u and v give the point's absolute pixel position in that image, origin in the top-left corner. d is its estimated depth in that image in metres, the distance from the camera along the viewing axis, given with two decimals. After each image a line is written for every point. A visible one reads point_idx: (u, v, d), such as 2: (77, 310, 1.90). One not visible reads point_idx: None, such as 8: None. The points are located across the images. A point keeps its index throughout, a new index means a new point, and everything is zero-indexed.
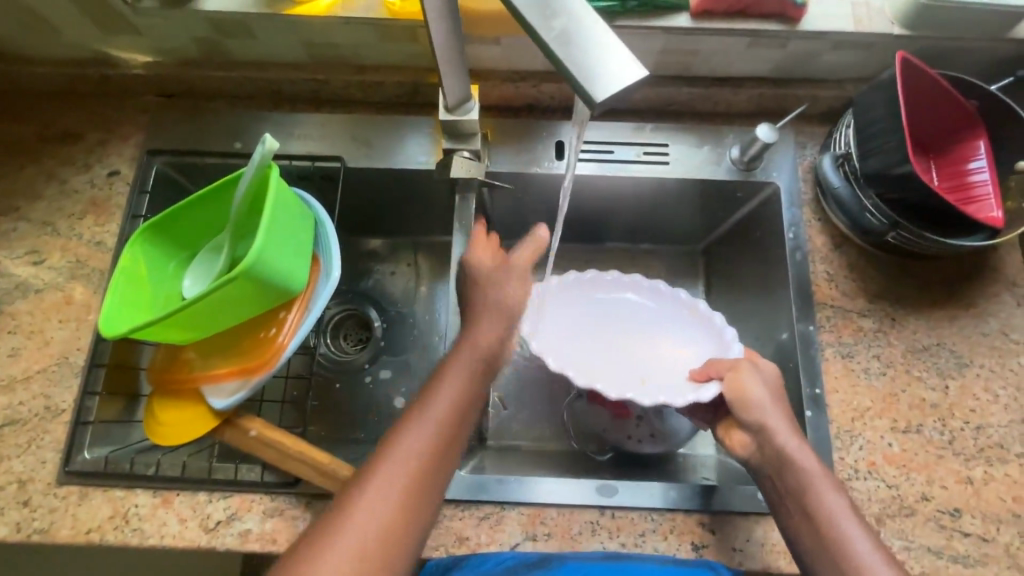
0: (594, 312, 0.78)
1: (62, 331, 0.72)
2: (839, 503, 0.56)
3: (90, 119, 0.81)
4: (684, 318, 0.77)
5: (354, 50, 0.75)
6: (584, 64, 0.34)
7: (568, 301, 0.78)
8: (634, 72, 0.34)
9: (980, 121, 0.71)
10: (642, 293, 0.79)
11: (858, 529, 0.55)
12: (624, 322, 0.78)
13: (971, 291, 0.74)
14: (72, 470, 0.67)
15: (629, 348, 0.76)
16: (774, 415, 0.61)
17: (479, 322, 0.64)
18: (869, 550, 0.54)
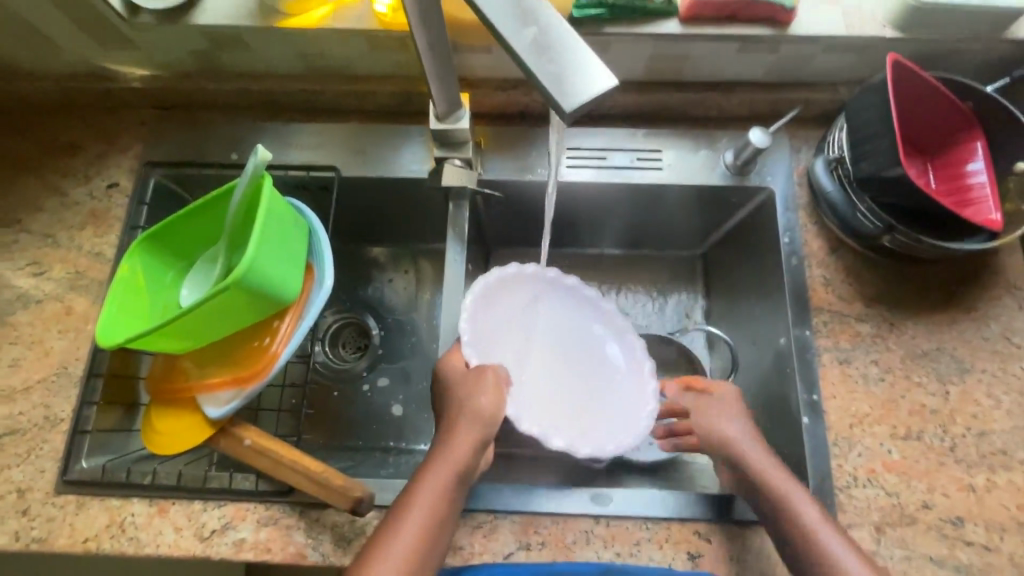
0: (519, 315, 0.74)
1: (62, 342, 0.73)
2: (815, 515, 0.57)
3: (90, 133, 0.82)
4: (591, 321, 0.77)
5: (347, 60, 0.76)
6: (556, 74, 0.35)
7: (498, 302, 0.73)
8: (603, 81, 0.34)
9: (976, 123, 0.70)
10: (563, 291, 0.76)
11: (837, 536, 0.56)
12: (545, 323, 0.76)
13: (971, 294, 0.72)
14: (70, 479, 0.67)
15: (542, 355, 0.75)
16: (749, 443, 0.63)
17: (456, 431, 0.61)
18: (845, 549, 0.55)
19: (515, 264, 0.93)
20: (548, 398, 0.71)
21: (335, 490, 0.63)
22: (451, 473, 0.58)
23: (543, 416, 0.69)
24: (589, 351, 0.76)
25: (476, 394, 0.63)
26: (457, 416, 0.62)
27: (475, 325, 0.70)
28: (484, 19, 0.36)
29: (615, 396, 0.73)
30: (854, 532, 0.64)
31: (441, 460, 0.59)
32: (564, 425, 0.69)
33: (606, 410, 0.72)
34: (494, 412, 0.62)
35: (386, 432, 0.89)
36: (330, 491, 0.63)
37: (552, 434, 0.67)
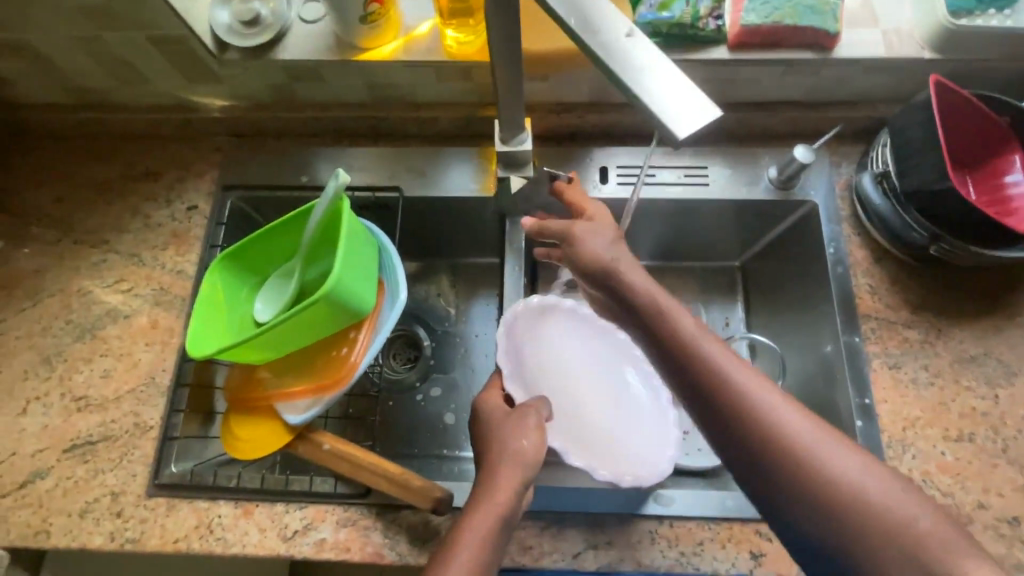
0: (547, 348, 0.77)
1: (149, 354, 0.78)
2: (818, 435, 0.47)
3: (169, 159, 0.88)
4: (613, 351, 0.78)
5: (412, 90, 0.82)
6: (666, 110, 0.43)
7: (528, 339, 0.77)
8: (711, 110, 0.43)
9: (1013, 136, 0.73)
10: (585, 323, 0.79)
11: (843, 449, 0.47)
12: (573, 356, 0.78)
13: (1015, 301, 0.75)
14: (161, 482, 0.72)
15: (574, 387, 0.76)
16: (735, 369, 0.49)
17: (499, 473, 0.57)
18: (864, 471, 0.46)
19: None
20: (585, 432, 0.72)
21: (415, 490, 0.67)
22: (493, 523, 0.54)
23: (582, 450, 0.70)
24: (616, 382, 0.77)
25: (518, 436, 0.60)
26: (499, 459, 0.58)
27: (509, 362, 0.74)
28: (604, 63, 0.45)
29: (644, 426, 0.74)
30: None
31: (481, 511, 0.54)
32: (606, 458, 0.69)
33: (640, 440, 0.72)
34: (538, 452, 0.59)
35: (440, 440, 0.93)
36: (409, 491, 0.67)
37: (595, 465, 0.68)
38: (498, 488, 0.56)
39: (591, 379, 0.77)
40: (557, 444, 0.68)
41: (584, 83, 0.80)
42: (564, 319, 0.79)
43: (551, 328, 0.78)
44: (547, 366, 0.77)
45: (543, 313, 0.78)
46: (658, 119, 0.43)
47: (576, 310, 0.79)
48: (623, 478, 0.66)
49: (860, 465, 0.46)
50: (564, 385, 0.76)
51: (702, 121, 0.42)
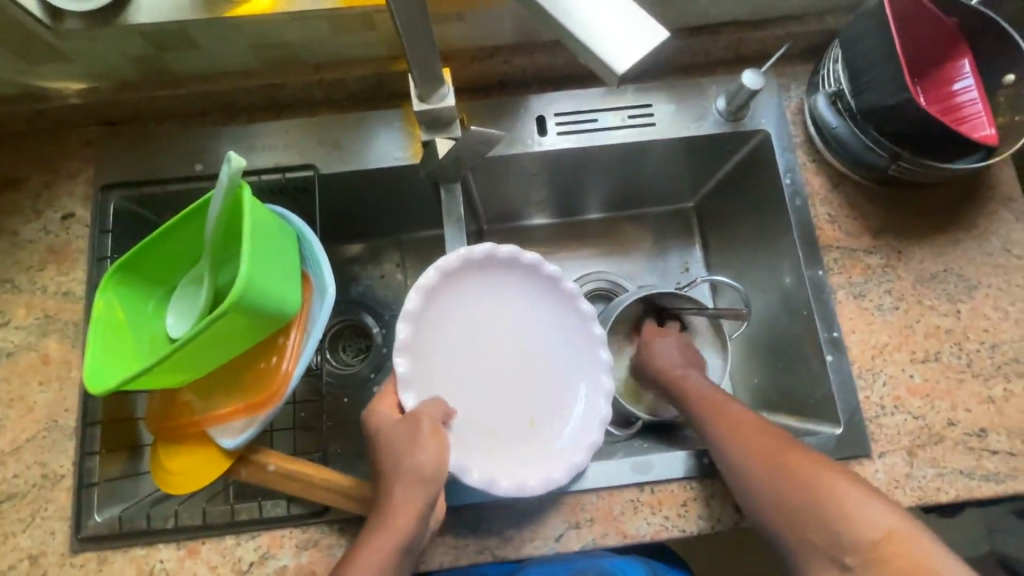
0: (465, 316, 0.66)
1: (45, 394, 0.67)
2: (811, 466, 0.56)
3: (28, 160, 0.73)
4: (549, 305, 0.68)
5: (308, 47, 0.70)
6: (601, 39, 0.36)
7: (438, 311, 0.65)
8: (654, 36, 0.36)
9: (962, 40, 0.69)
10: (513, 276, 0.67)
11: (835, 479, 0.55)
12: (499, 319, 0.67)
13: (971, 212, 0.73)
14: (86, 536, 0.63)
15: (496, 359, 0.67)
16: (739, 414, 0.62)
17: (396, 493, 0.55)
18: (849, 495, 0.54)
19: (513, 241, 0.91)
20: (499, 421, 0.65)
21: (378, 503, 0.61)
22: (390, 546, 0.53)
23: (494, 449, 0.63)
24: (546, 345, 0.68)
25: (414, 449, 0.56)
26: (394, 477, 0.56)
27: (415, 348, 0.63)
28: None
29: (572, 400, 0.67)
30: (887, 460, 0.66)
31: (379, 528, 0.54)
32: (511, 463, 0.63)
33: (564, 418, 0.66)
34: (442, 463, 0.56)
35: None
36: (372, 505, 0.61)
37: (499, 476, 0.60)
38: (397, 506, 0.54)
39: (519, 347, 0.67)
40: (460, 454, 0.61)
41: (508, 21, 0.70)
42: (487, 275, 0.67)
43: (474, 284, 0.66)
44: (469, 330, 0.67)
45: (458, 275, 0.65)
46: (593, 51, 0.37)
47: (512, 257, 0.66)
48: (528, 485, 0.61)
49: (840, 489, 0.54)
50: (486, 357, 0.67)
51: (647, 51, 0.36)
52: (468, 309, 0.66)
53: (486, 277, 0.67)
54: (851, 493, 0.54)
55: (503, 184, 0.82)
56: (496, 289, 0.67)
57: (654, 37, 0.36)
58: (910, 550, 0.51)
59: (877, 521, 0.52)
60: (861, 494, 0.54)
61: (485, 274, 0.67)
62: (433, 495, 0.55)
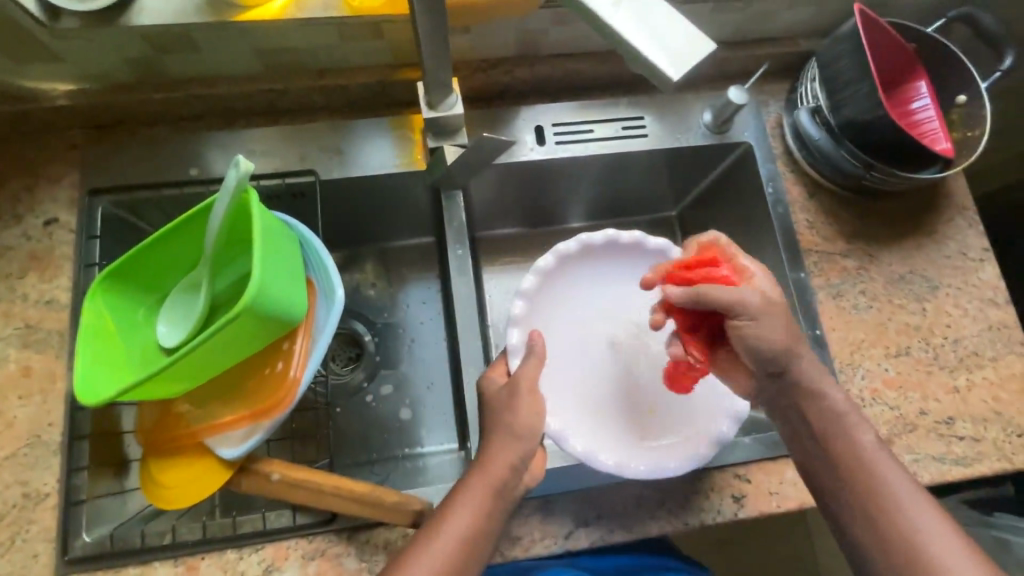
0: (570, 298, 0.77)
1: (26, 408, 0.64)
2: (878, 451, 0.57)
3: (7, 163, 0.70)
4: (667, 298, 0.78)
5: (313, 54, 0.70)
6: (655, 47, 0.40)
7: (541, 296, 0.75)
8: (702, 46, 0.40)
9: (918, 63, 0.76)
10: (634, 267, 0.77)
11: (893, 465, 0.57)
12: (595, 309, 0.78)
13: (931, 218, 0.80)
14: (74, 557, 0.60)
15: (590, 347, 0.77)
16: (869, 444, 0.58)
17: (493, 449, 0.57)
18: (903, 482, 0.56)
19: (505, 248, 0.93)
20: (595, 401, 0.74)
21: (391, 508, 0.60)
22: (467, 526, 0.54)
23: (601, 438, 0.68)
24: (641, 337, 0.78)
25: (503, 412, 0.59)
26: (491, 434, 0.58)
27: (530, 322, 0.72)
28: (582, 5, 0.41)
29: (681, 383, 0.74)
30: None
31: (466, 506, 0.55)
32: (605, 445, 0.67)
33: (657, 401, 0.74)
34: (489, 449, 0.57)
35: (398, 439, 0.87)
36: (385, 510, 0.60)
37: (598, 452, 0.63)
38: (484, 469, 0.56)
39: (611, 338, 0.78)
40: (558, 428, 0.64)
41: (510, 34, 0.73)
42: (590, 268, 0.77)
43: (578, 272, 0.77)
44: (572, 312, 0.78)
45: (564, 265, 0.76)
46: (649, 58, 0.40)
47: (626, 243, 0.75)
48: (630, 465, 0.62)
49: (899, 474, 0.56)
50: (585, 338, 0.77)
51: (698, 58, 0.40)
52: (571, 295, 0.77)
53: (591, 264, 0.77)
54: (907, 481, 0.56)
55: (501, 191, 0.84)
56: (595, 283, 0.78)
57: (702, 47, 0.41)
58: (942, 541, 0.53)
59: (921, 507, 0.54)
60: (911, 482, 0.56)
61: (588, 267, 0.77)
62: (524, 452, 0.57)
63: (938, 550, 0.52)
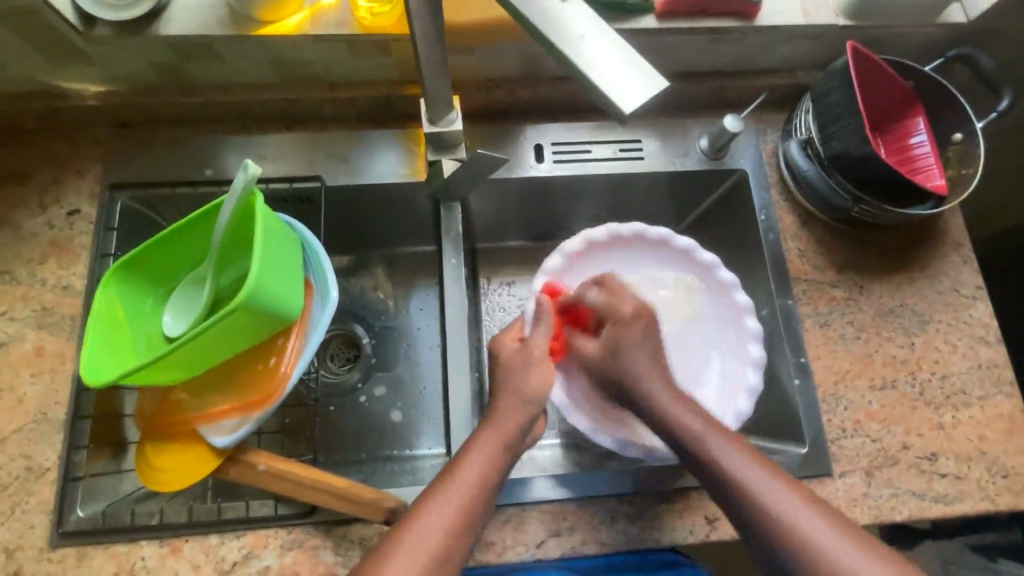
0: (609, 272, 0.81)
1: (36, 386, 0.68)
2: (736, 456, 0.55)
3: (38, 156, 0.75)
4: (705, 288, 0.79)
5: (326, 67, 0.75)
6: (610, 83, 0.41)
7: (572, 273, 0.79)
8: (654, 84, 0.41)
9: (917, 100, 0.77)
10: (666, 257, 0.80)
11: (762, 469, 0.54)
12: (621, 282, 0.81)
13: (924, 254, 0.81)
14: (67, 531, 0.63)
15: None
16: (754, 471, 0.54)
17: (500, 406, 0.62)
18: (773, 486, 0.53)
19: (503, 259, 0.95)
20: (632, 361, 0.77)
21: (366, 503, 0.62)
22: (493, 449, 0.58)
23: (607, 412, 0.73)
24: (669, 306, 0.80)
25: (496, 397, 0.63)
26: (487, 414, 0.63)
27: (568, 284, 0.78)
28: (542, 37, 0.43)
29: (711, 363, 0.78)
30: (847, 478, 0.71)
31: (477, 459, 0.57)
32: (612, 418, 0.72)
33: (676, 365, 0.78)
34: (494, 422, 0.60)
35: (387, 440, 0.89)
36: (361, 505, 0.62)
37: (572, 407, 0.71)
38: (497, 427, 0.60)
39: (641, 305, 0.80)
40: (560, 402, 0.70)
41: (513, 56, 0.76)
42: (620, 249, 0.80)
43: (620, 253, 0.81)
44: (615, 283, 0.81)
45: (593, 246, 0.79)
46: (602, 89, 0.41)
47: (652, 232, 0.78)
48: (630, 448, 0.69)
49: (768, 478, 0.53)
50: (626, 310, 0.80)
51: (649, 96, 0.41)
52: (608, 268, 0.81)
53: (619, 251, 0.81)
54: (775, 482, 0.53)
55: (500, 205, 0.87)
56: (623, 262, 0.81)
57: (654, 84, 0.41)
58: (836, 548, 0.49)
59: (795, 509, 0.51)
60: (782, 483, 0.53)
61: (618, 249, 0.80)
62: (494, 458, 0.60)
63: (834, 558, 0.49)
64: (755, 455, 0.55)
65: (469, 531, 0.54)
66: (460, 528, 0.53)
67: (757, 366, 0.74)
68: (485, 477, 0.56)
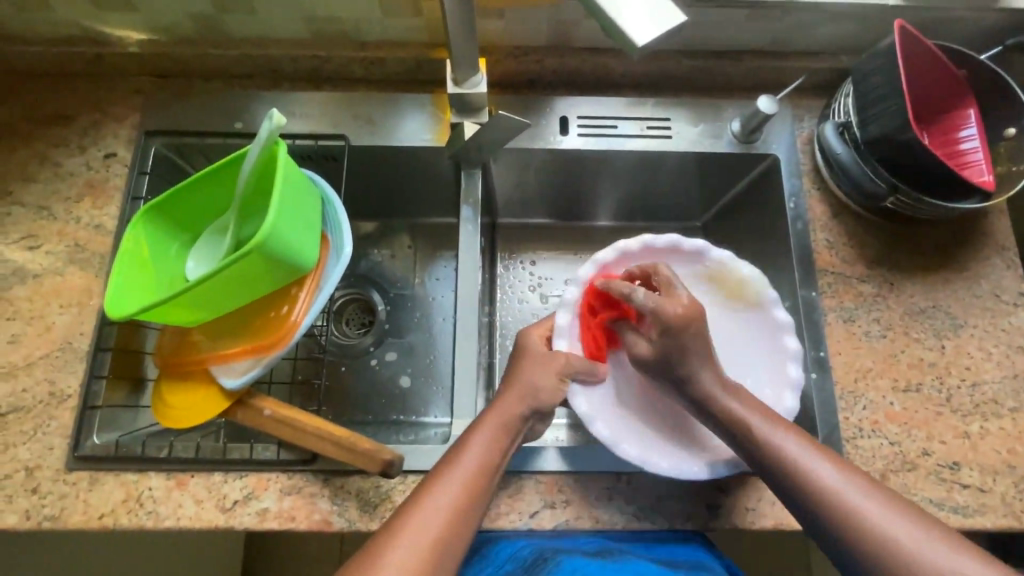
0: None
1: (64, 317, 0.71)
2: (797, 445, 0.53)
3: (82, 100, 0.79)
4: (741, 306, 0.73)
5: (357, 25, 0.76)
6: (626, 16, 0.43)
7: None
8: (670, 19, 0.43)
9: (969, 91, 0.73)
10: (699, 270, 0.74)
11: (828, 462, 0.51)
12: None
13: (964, 255, 0.76)
14: (81, 455, 0.66)
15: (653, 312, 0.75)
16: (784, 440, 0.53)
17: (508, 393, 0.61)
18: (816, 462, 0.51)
19: (524, 236, 0.95)
20: None
21: (363, 454, 0.63)
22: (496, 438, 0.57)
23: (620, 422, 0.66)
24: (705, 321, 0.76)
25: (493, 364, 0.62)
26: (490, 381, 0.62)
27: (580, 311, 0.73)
28: None
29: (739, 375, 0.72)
30: None
31: (480, 441, 0.56)
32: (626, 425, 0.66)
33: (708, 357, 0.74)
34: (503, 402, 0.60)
35: (395, 405, 0.89)
36: (358, 455, 0.63)
37: (622, 440, 0.64)
38: (502, 404, 0.59)
39: None
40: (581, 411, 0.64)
41: (543, 24, 0.75)
42: None
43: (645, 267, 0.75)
44: None
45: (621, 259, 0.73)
46: (615, 22, 0.43)
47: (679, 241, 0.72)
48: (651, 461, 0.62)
49: (836, 471, 0.51)
50: None
51: (659, 32, 0.43)
52: None
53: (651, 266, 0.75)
54: (849, 476, 0.50)
55: (522, 179, 0.86)
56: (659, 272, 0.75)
57: (671, 18, 0.43)
58: (908, 541, 0.46)
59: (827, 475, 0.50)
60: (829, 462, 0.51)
61: None
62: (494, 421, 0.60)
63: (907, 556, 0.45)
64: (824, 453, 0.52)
65: (473, 509, 0.52)
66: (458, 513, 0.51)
67: (795, 390, 0.66)
68: (490, 455, 0.56)
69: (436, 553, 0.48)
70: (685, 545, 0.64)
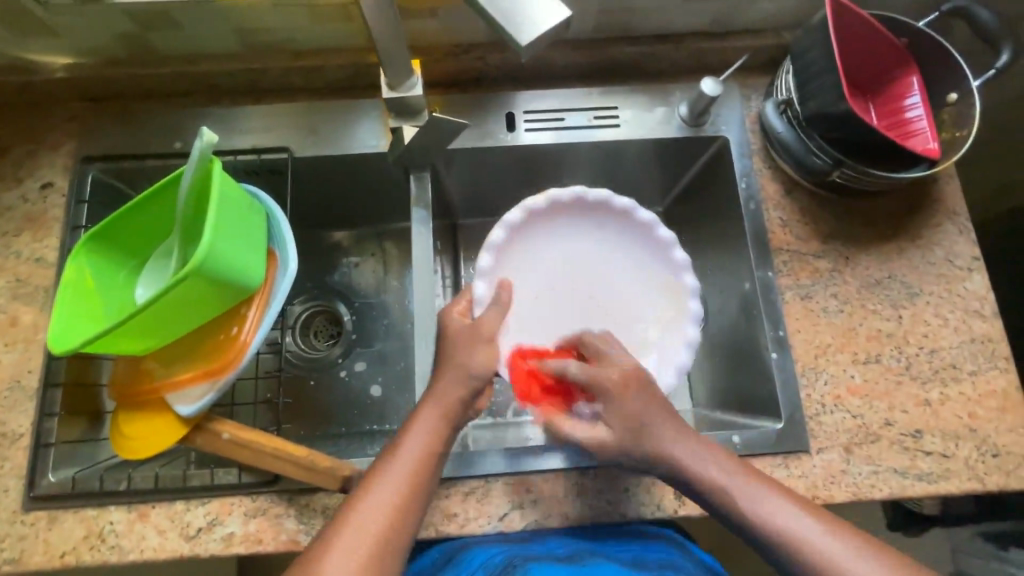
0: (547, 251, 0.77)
1: (11, 355, 0.69)
2: (738, 478, 0.57)
3: (15, 131, 0.76)
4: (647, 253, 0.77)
5: (289, 34, 0.74)
6: (512, 16, 0.44)
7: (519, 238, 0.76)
8: (556, 17, 0.44)
9: (910, 59, 0.72)
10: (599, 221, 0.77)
11: (768, 490, 0.56)
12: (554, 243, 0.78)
13: (917, 223, 0.76)
14: (38, 495, 0.64)
15: (548, 283, 0.77)
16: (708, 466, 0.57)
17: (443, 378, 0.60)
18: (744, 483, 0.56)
19: (485, 235, 0.94)
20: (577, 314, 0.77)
21: (321, 472, 0.63)
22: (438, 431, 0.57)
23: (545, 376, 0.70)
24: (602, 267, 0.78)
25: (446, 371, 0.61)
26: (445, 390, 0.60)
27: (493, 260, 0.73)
28: None
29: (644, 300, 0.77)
30: (825, 455, 0.68)
31: (417, 434, 0.57)
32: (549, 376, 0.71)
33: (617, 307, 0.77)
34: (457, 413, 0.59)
35: (367, 415, 0.88)
36: (315, 474, 0.63)
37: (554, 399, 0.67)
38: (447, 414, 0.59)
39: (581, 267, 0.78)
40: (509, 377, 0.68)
41: (479, 20, 0.74)
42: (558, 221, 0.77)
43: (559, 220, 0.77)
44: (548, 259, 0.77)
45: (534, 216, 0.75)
46: (502, 23, 0.44)
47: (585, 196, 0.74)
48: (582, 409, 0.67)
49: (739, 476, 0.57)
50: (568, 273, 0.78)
51: (545, 28, 0.44)
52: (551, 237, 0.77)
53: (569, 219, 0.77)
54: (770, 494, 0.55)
55: (477, 179, 0.85)
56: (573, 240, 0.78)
57: (555, 16, 0.44)
58: (815, 536, 0.53)
59: (750, 493, 0.55)
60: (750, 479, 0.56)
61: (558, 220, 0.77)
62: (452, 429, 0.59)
63: (843, 568, 0.51)
64: (759, 481, 0.57)
65: (414, 503, 0.54)
66: (400, 511, 0.53)
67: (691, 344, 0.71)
68: (430, 448, 0.56)
69: (378, 556, 0.50)
70: (657, 544, 0.66)
